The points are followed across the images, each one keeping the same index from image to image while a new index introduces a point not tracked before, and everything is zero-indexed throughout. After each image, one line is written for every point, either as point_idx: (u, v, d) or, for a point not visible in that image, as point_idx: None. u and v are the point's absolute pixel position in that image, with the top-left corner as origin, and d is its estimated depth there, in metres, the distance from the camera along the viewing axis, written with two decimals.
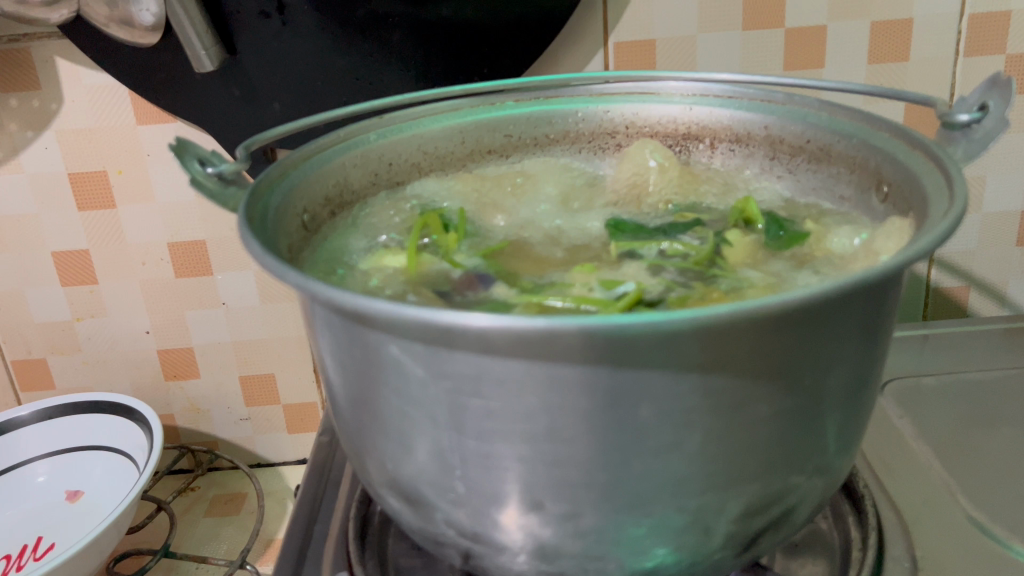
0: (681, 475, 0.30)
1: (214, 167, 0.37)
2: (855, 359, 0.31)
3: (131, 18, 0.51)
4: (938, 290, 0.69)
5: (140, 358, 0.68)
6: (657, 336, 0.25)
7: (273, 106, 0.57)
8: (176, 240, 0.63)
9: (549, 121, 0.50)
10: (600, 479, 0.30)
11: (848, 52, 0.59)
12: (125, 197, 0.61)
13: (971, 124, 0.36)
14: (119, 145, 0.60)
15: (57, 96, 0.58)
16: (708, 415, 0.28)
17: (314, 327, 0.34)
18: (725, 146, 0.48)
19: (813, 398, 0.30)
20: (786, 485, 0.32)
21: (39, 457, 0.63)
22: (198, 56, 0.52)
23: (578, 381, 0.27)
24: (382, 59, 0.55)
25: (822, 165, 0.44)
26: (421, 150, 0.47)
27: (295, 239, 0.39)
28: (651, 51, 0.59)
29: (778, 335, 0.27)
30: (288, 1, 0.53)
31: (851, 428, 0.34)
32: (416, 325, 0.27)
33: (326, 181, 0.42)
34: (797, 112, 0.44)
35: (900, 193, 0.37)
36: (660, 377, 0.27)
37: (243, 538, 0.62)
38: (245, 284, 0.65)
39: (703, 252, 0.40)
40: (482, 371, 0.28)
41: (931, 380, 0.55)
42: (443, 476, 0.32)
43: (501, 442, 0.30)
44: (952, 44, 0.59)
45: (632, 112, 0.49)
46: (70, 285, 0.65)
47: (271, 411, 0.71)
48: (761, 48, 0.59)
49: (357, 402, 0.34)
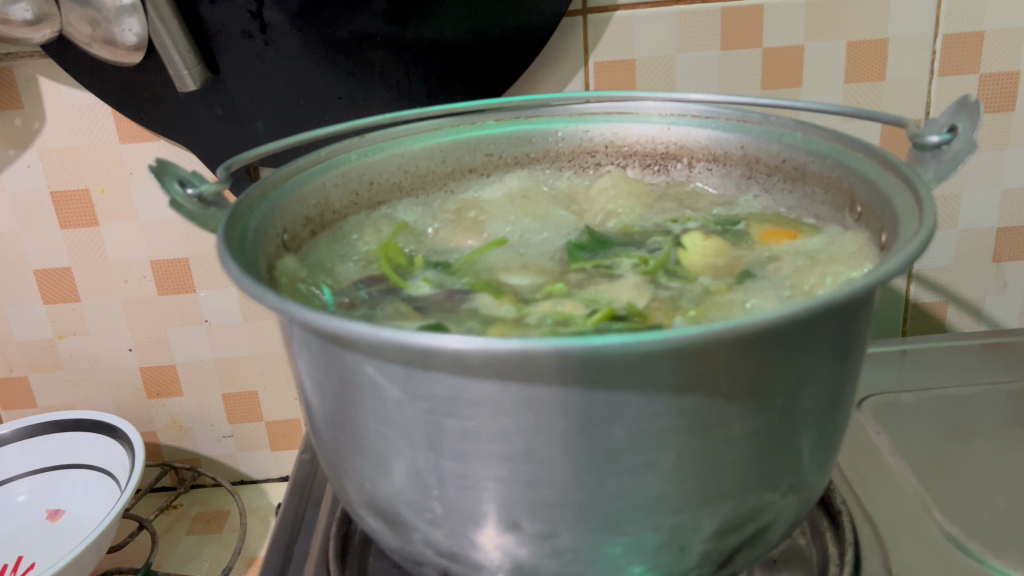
0: (655, 495, 0.30)
1: (195, 188, 0.37)
2: (827, 379, 0.32)
3: (114, 38, 0.51)
4: (917, 305, 0.70)
5: (122, 375, 0.68)
6: (630, 357, 0.26)
7: (256, 125, 0.57)
8: (159, 257, 0.63)
9: (530, 140, 0.50)
10: (575, 499, 0.30)
11: (825, 73, 0.60)
12: (108, 215, 0.61)
13: (942, 145, 0.36)
14: (102, 164, 0.60)
15: (39, 115, 0.58)
16: (682, 435, 0.29)
17: (293, 349, 0.34)
18: (703, 166, 0.48)
19: (786, 417, 0.31)
20: (761, 503, 0.33)
21: (20, 475, 0.63)
22: (181, 75, 0.53)
23: (554, 402, 0.28)
24: (365, 78, 0.56)
25: (798, 184, 0.44)
26: (402, 169, 0.48)
27: (275, 258, 0.39)
28: (631, 69, 0.60)
29: (749, 355, 0.28)
30: (271, 20, 0.53)
31: (825, 445, 0.34)
32: (392, 347, 0.27)
33: (306, 201, 0.42)
34: (772, 132, 0.44)
35: (872, 214, 0.37)
36: (634, 397, 0.27)
37: (225, 556, 0.62)
38: (228, 301, 0.65)
39: (654, 262, 0.41)
40: (458, 392, 0.28)
41: (908, 396, 0.56)
42: (421, 496, 0.32)
43: (478, 462, 0.30)
44: (927, 64, 0.60)
45: (611, 132, 0.50)
46: (53, 303, 0.64)
47: (254, 428, 0.71)
48: (740, 67, 0.59)
49: (335, 423, 0.34)
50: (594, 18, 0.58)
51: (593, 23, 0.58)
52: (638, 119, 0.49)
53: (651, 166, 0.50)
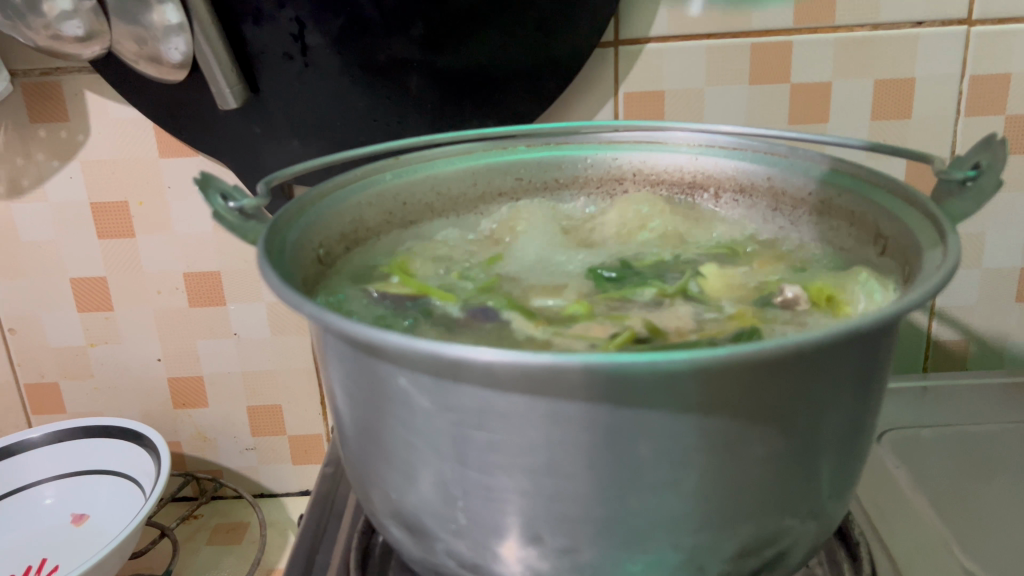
0: (676, 514, 0.31)
1: (236, 202, 0.38)
2: (849, 406, 0.32)
3: (160, 56, 0.53)
4: (939, 343, 0.70)
5: (151, 385, 0.69)
6: (656, 376, 0.27)
7: (292, 144, 0.59)
8: (192, 269, 0.64)
9: (559, 166, 0.52)
10: (598, 514, 0.31)
11: (851, 109, 0.61)
12: (145, 227, 0.63)
13: (967, 182, 0.37)
14: (141, 177, 0.61)
15: (84, 128, 0.59)
16: (705, 455, 0.29)
17: (325, 358, 0.35)
18: (729, 197, 0.49)
19: (808, 441, 0.31)
20: (781, 527, 0.33)
21: (48, 479, 0.64)
22: (223, 94, 0.55)
23: (579, 417, 0.28)
24: (400, 103, 0.57)
25: (823, 218, 0.45)
26: (434, 190, 0.49)
27: (311, 271, 0.40)
28: (660, 101, 0.61)
29: (774, 379, 0.28)
30: (312, 44, 0.55)
31: (845, 472, 0.35)
32: (424, 358, 0.28)
33: (342, 217, 0.44)
34: (799, 165, 0.46)
35: (896, 247, 0.38)
36: (659, 415, 0.28)
37: (244, 567, 0.62)
38: (257, 315, 0.66)
39: (672, 288, 0.42)
40: (487, 404, 0.29)
41: (928, 431, 0.56)
42: (446, 507, 0.33)
43: (503, 474, 0.31)
44: (953, 103, 0.61)
45: (640, 160, 0.51)
46: (87, 311, 0.66)
47: (276, 442, 0.71)
48: (768, 101, 0.60)
49: (364, 433, 0.35)
50: (626, 50, 0.59)
51: (624, 54, 0.59)
52: (667, 148, 0.50)
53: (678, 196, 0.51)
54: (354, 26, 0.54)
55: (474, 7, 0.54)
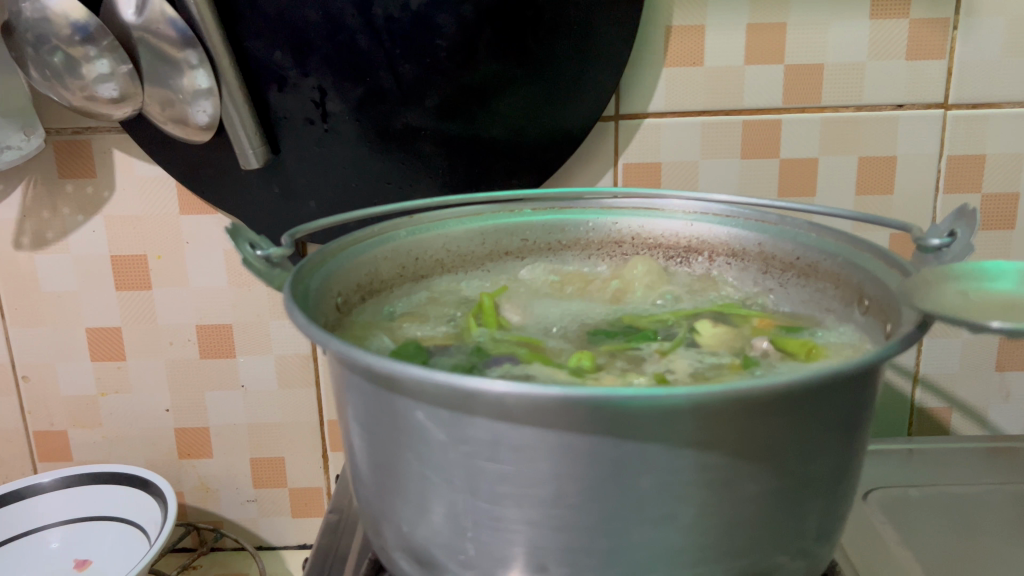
0: (675, 547, 0.33)
1: (264, 250, 0.41)
2: (835, 450, 0.34)
3: (187, 118, 0.57)
4: (923, 409, 0.72)
5: (157, 434, 0.70)
6: (658, 410, 0.29)
7: (309, 204, 0.62)
8: (205, 322, 0.67)
9: (563, 229, 0.54)
10: (600, 546, 0.32)
11: (838, 183, 0.64)
12: (162, 280, 0.65)
13: (942, 248, 0.40)
14: (161, 232, 0.64)
15: (110, 184, 0.63)
16: (702, 490, 0.31)
17: (345, 397, 0.37)
18: (722, 260, 0.52)
19: (798, 481, 0.34)
20: (773, 564, 0.35)
21: (53, 525, 0.65)
22: (245, 154, 0.58)
23: (587, 450, 0.30)
24: (414, 167, 0.60)
25: (810, 280, 0.48)
26: (444, 248, 0.52)
27: (331, 317, 0.43)
28: (657, 172, 0.64)
29: (765, 419, 0.31)
30: (332, 110, 0.58)
31: (832, 514, 0.37)
32: (442, 390, 0.30)
33: (358, 270, 0.46)
34: (788, 232, 0.49)
35: (877, 308, 0.41)
36: (661, 449, 0.30)
37: None
38: (265, 368, 0.68)
39: (674, 341, 0.45)
40: (499, 438, 0.31)
41: (914, 491, 0.58)
42: (456, 538, 0.35)
43: (511, 505, 0.32)
44: (933, 181, 0.64)
45: (638, 225, 0.54)
46: (100, 361, 0.68)
47: (278, 494, 0.73)
48: (759, 175, 0.64)
49: (380, 468, 0.37)
50: (625, 123, 0.63)
51: (623, 128, 0.63)
52: (664, 215, 0.53)
53: (675, 258, 0.53)
54: (372, 95, 0.58)
55: (487, 82, 0.58)
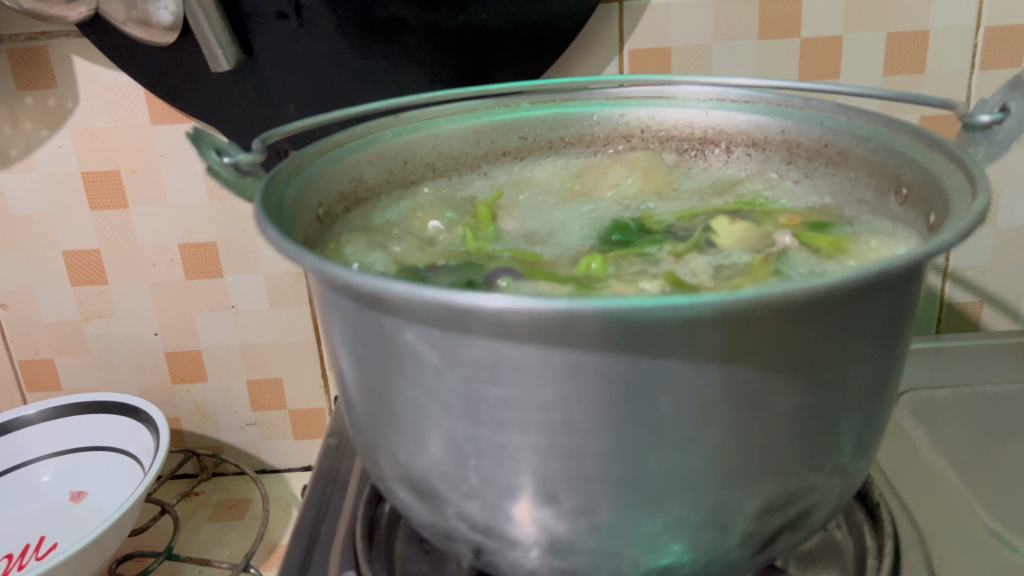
0: (697, 472, 0.29)
1: (231, 158, 0.37)
2: (875, 358, 0.31)
3: (149, 17, 0.51)
4: (952, 305, 0.68)
5: (148, 359, 0.67)
6: (678, 323, 0.25)
7: (288, 108, 0.57)
8: (187, 241, 0.63)
9: (565, 124, 0.50)
10: (615, 473, 0.29)
11: (863, 63, 0.59)
12: (138, 197, 0.61)
13: (993, 125, 0.36)
14: (133, 145, 0.59)
15: (73, 95, 0.58)
16: (728, 408, 0.28)
17: (329, 317, 0.34)
18: (741, 151, 0.48)
19: (834, 394, 0.30)
20: (806, 484, 0.32)
21: (44, 457, 0.62)
22: (215, 55, 0.53)
23: (597, 370, 0.27)
24: (400, 62, 0.56)
25: (839, 169, 0.43)
26: (436, 150, 0.48)
27: (311, 229, 0.39)
28: (666, 58, 0.59)
29: (800, 327, 0.27)
30: (307, 2, 0.53)
31: (870, 428, 0.33)
32: (433, 307, 0.26)
33: (341, 176, 0.42)
34: (813, 117, 0.44)
35: (918, 196, 0.37)
36: (681, 366, 0.27)
37: (247, 544, 0.61)
38: (254, 287, 0.65)
39: (690, 241, 0.40)
40: (499, 358, 0.28)
41: (944, 392, 0.55)
42: (457, 468, 0.31)
43: (515, 432, 0.29)
44: (969, 57, 0.59)
45: (648, 116, 0.49)
46: (81, 285, 0.64)
47: (278, 416, 0.70)
48: (778, 58, 0.59)
49: (371, 394, 0.33)
50: (631, 5, 0.57)
51: (629, 10, 0.57)
52: (676, 103, 0.48)
53: (688, 151, 0.49)
54: None
55: None
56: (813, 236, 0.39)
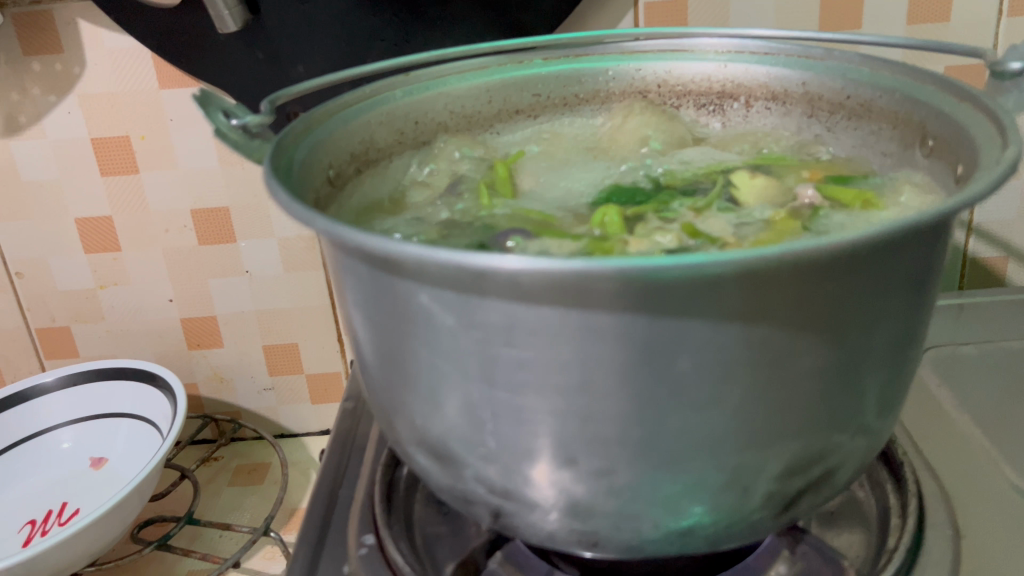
0: (718, 433, 0.29)
1: (239, 120, 0.36)
2: (901, 315, 0.30)
3: None
4: (975, 260, 0.67)
5: (164, 326, 0.67)
6: (699, 281, 0.24)
7: (297, 69, 0.56)
8: (199, 206, 0.62)
9: (579, 80, 0.49)
10: (634, 435, 0.29)
11: (886, 12, 0.58)
12: (148, 162, 0.61)
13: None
14: (141, 110, 0.59)
15: (80, 59, 0.57)
16: (750, 368, 0.27)
17: (342, 281, 0.33)
18: (761, 104, 0.47)
19: (859, 352, 0.29)
20: (830, 444, 0.31)
21: (64, 424, 0.63)
22: (221, 17, 0.51)
23: (615, 332, 0.26)
24: (408, 19, 0.54)
25: (863, 122, 0.42)
26: (447, 108, 0.47)
27: (322, 192, 0.38)
28: (682, 10, 0.57)
29: (825, 283, 0.26)
30: None
31: (895, 386, 0.33)
32: (447, 268, 0.26)
33: (352, 137, 0.41)
34: (835, 68, 0.42)
35: (945, 149, 0.36)
36: (701, 325, 0.26)
37: (267, 507, 0.62)
38: (268, 252, 0.65)
39: (709, 197, 0.39)
40: (515, 320, 0.27)
41: (968, 349, 0.54)
42: (474, 431, 0.31)
43: (532, 395, 0.29)
44: (995, 4, 0.57)
45: (664, 70, 0.48)
46: (94, 253, 0.64)
47: (295, 381, 0.70)
48: (797, 8, 0.57)
49: (386, 358, 0.33)
50: None
51: None
52: (694, 57, 0.47)
53: (707, 106, 0.49)
54: None
55: None
56: (836, 190, 0.38)
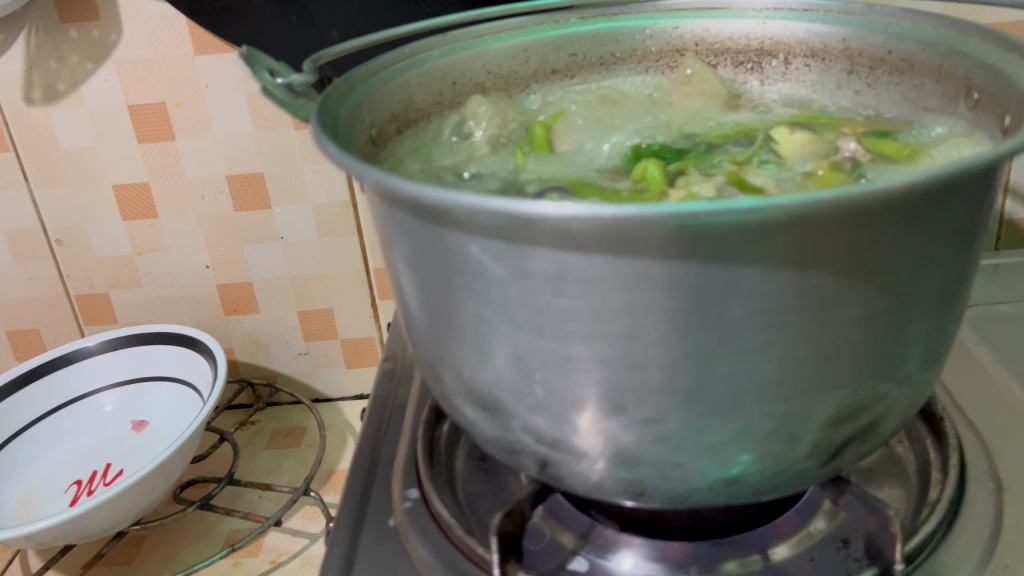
0: (767, 380, 0.29)
1: (284, 78, 0.36)
2: (949, 262, 0.30)
3: None
4: (1011, 222, 0.67)
5: (200, 292, 0.68)
6: (753, 226, 0.25)
7: (331, 33, 0.57)
8: (234, 172, 0.63)
9: (616, 38, 0.49)
10: (683, 383, 0.29)
11: None
12: (184, 129, 0.61)
13: None
14: (177, 77, 0.59)
15: (116, 27, 0.57)
16: (800, 315, 0.28)
17: (389, 235, 0.34)
18: (800, 62, 0.47)
19: (907, 300, 0.29)
20: (876, 393, 0.32)
21: (106, 388, 0.64)
22: None
23: (666, 279, 0.26)
24: None
25: (904, 77, 0.42)
26: (484, 69, 0.47)
27: (365, 151, 0.38)
28: None
29: (876, 229, 0.26)
30: None
31: (940, 336, 0.33)
32: (499, 217, 0.26)
33: (392, 97, 0.42)
34: (877, 23, 0.42)
35: (991, 100, 0.35)
36: (753, 272, 0.26)
37: (305, 469, 0.63)
38: (303, 218, 0.65)
39: (750, 153, 0.40)
40: (566, 269, 0.27)
41: (1005, 308, 0.54)
42: (523, 381, 0.31)
43: (582, 344, 0.29)
44: None
45: (702, 29, 0.48)
46: (131, 220, 0.65)
47: (329, 345, 0.71)
48: None
49: (433, 311, 0.33)
50: None
51: None
52: (733, 15, 0.46)
53: (744, 64, 0.48)
54: None
55: None
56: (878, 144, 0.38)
